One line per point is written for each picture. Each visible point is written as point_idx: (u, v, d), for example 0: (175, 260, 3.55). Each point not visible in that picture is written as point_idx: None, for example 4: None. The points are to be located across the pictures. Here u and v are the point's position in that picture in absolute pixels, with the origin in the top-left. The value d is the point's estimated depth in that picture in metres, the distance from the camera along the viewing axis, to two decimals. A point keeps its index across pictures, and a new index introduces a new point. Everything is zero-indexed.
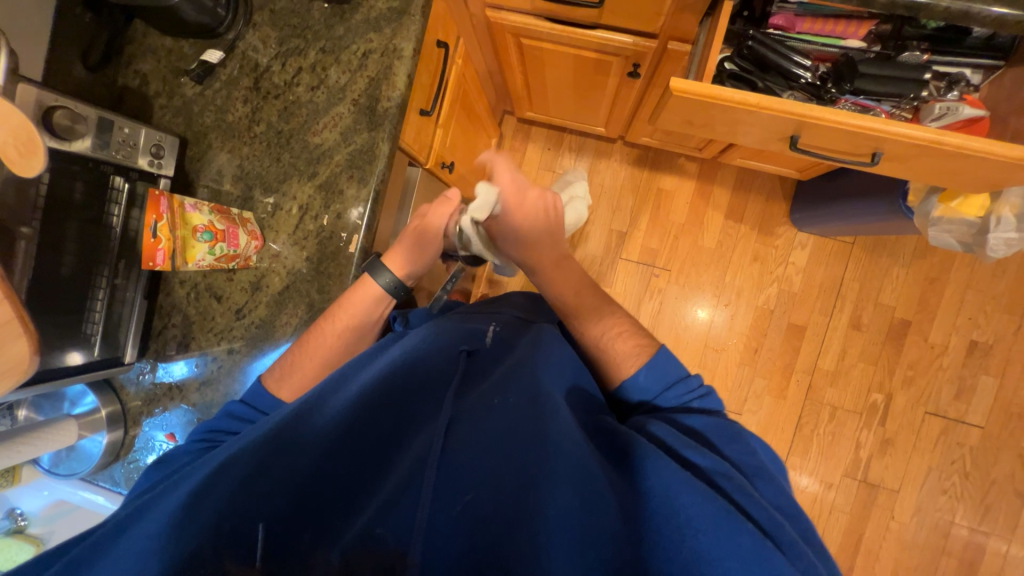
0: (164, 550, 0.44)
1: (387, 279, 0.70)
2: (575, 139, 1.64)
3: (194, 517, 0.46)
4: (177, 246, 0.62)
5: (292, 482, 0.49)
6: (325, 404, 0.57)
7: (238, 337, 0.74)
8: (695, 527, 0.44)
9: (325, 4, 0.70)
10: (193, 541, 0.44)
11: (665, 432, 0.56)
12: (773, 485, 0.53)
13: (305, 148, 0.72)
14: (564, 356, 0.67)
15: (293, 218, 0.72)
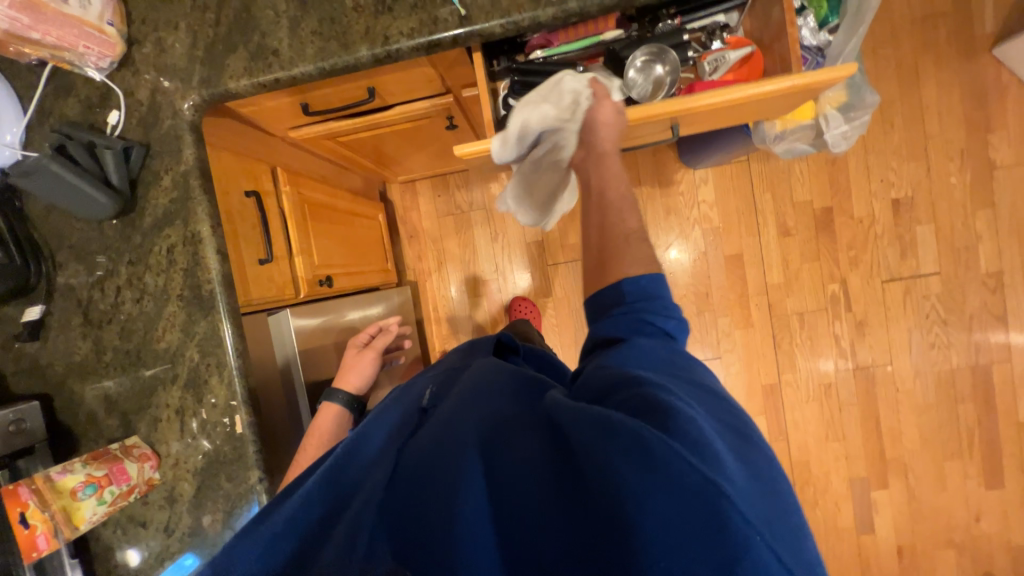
0: None
1: (340, 398, 0.84)
2: (458, 175, 1.65)
3: None
4: (59, 518, 0.62)
5: None
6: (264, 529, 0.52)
7: (174, 554, 0.74)
8: (611, 465, 0.36)
9: (114, 221, 0.71)
10: None
11: (611, 363, 0.48)
12: (705, 394, 0.45)
13: (157, 355, 0.72)
14: (495, 366, 0.56)
15: (175, 423, 0.73)
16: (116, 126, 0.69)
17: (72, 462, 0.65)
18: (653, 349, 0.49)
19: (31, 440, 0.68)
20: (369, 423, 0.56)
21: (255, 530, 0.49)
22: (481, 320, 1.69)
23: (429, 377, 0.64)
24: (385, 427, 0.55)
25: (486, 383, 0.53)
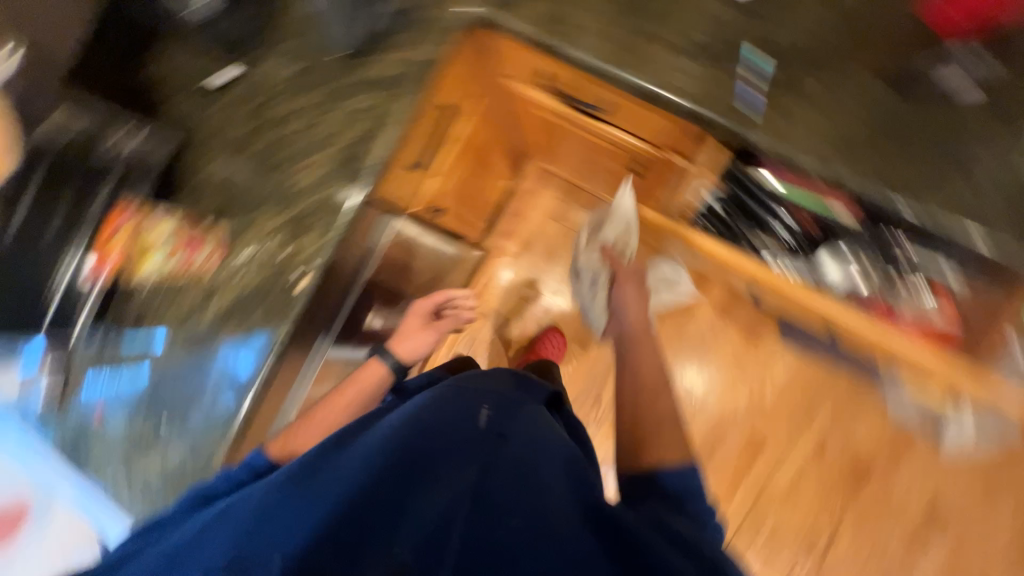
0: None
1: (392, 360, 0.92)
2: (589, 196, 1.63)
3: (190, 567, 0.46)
4: (133, 252, 0.74)
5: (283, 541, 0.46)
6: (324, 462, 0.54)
7: (174, 338, 0.76)
8: None
9: (338, 55, 0.75)
10: None
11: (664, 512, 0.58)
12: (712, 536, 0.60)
13: (285, 182, 0.75)
14: (552, 428, 0.64)
15: (257, 240, 0.75)
16: None
17: (170, 225, 0.75)
18: (690, 490, 0.63)
19: (152, 169, 0.74)
20: (437, 425, 0.57)
21: (320, 475, 0.52)
22: None
23: (486, 386, 0.68)
24: (456, 426, 0.57)
25: (552, 440, 0.60)
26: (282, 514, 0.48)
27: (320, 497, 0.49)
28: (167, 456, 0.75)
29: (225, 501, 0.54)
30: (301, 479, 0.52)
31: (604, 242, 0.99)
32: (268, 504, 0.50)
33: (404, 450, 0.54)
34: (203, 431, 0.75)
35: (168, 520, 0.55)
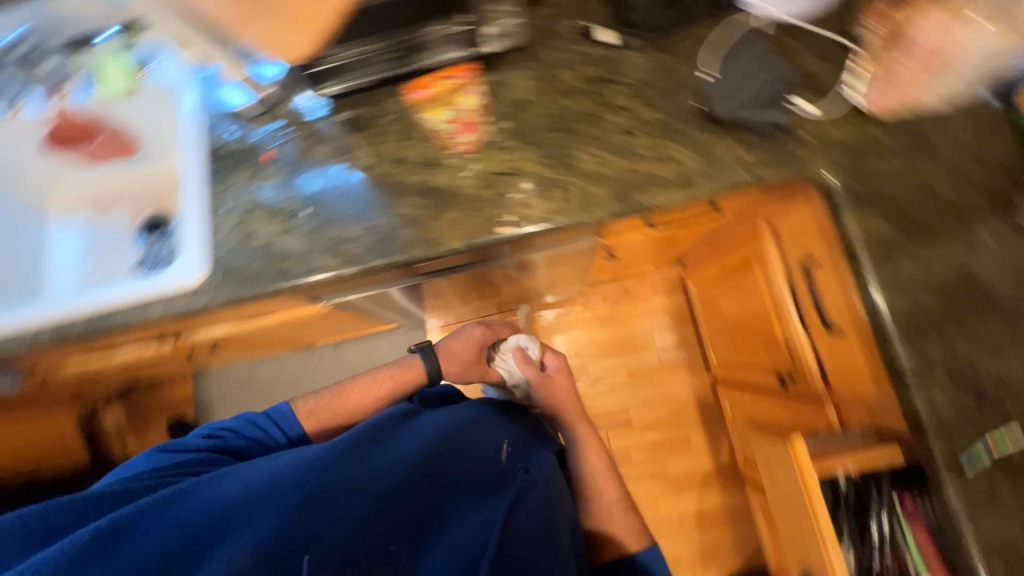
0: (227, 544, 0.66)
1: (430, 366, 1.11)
2: (691, 336, 1.65)
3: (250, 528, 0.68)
4: (438, 98, 0.75)
5: (384, 489, 0.77)
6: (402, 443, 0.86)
7: (377, 168, 0.80)
8: None
9: (696, 104, 0.75)
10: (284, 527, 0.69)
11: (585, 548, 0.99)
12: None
13: (565, 149, 0.76)
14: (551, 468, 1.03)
15: (502, 165, 0.77)
16: (790, 102, 0.73)
17: (478, 102, 0.77)
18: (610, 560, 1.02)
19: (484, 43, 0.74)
20: (468, 443, 0.93)
21: (372, 459, 0.81)
22: None
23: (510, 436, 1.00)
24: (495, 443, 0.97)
25: (529, 489, 0.92)
26: (389, 470, 0.80)
27: (373, 490, 0.77)
28: (288, 241, 0.79)
29: (268, 463, 0.78)
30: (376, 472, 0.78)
31: (501, 341, 1.23)
32: (285, 524, 0.69)
33: (450, 451, 0.89)
34: (327, 253, 0.78)
35: (206, 479, 0.74)
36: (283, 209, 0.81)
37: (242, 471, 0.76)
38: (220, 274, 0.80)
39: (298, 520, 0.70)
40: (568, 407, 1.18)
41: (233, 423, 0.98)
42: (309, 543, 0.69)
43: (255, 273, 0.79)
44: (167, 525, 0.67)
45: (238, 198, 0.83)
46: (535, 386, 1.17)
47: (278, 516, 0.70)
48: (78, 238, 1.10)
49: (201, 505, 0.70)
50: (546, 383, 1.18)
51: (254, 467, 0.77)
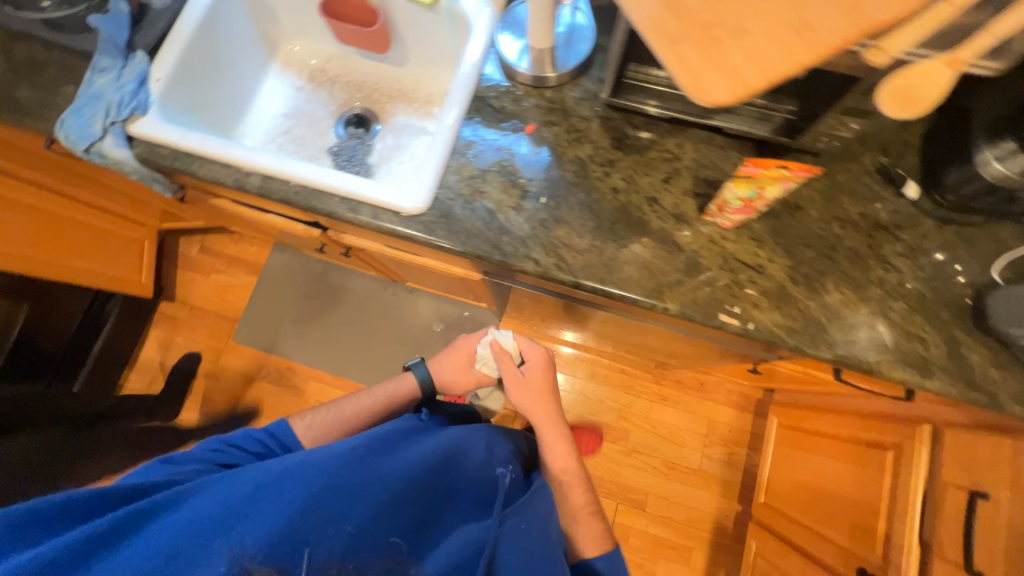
0: (225, 523, 0.63)
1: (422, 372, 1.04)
2: (740, 459, 1.61)
3: (242, 508, 0.64)
4: (760, 180, 0.63)
5: (381, 489, 0.70)
6: (393, 443, 0.79)
7: (627, 195, 0.78)
8: None
9: (967, 300, 0.72)
10: (279, 519, 0.63)
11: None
12: None
13: (818, 274, 0.73)
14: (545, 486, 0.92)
15: (750, 256, 0.74)
16: None
17: (774, 195, 0.73)
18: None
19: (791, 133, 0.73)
20: (470, 457, 0.83)
21: (371, 468, 0.72)
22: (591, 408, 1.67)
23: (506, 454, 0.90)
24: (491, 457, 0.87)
25: (528, 500, 0.82)
26: (384, 467, 0.73)
27: (373, 501, 0.68)
28: (515, 219, 0.78)
29: (263, 467, 0.69)
30: (368, 468, 0.72)
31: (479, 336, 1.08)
32: (274, 505, 0.65)
33: (450, 470, 0.80)
34: (546, 249, 0.76)
35: (205, 482, 0.68)
36: (520, 185, 0.79)
37: (237, 473, 0.69)
38: (437, 215, 0.79)
39: (298, 516, 0.64)
40: (543, 409, 1.01)
41: (234, 441, 0.89)
42: (317, 541, 0.63)
43: (470, 231, 0.78)
44: (178, 520, 0.64)
45: (483, 151, 0.81)
46: (509, 388, 1.02)
47: (275, 522, 0.63)
48: (287, 98, 1.09)
49: (197, 514, 0.64)
50: (519, 386, 1.01)
51: (252, 469, 0.70)
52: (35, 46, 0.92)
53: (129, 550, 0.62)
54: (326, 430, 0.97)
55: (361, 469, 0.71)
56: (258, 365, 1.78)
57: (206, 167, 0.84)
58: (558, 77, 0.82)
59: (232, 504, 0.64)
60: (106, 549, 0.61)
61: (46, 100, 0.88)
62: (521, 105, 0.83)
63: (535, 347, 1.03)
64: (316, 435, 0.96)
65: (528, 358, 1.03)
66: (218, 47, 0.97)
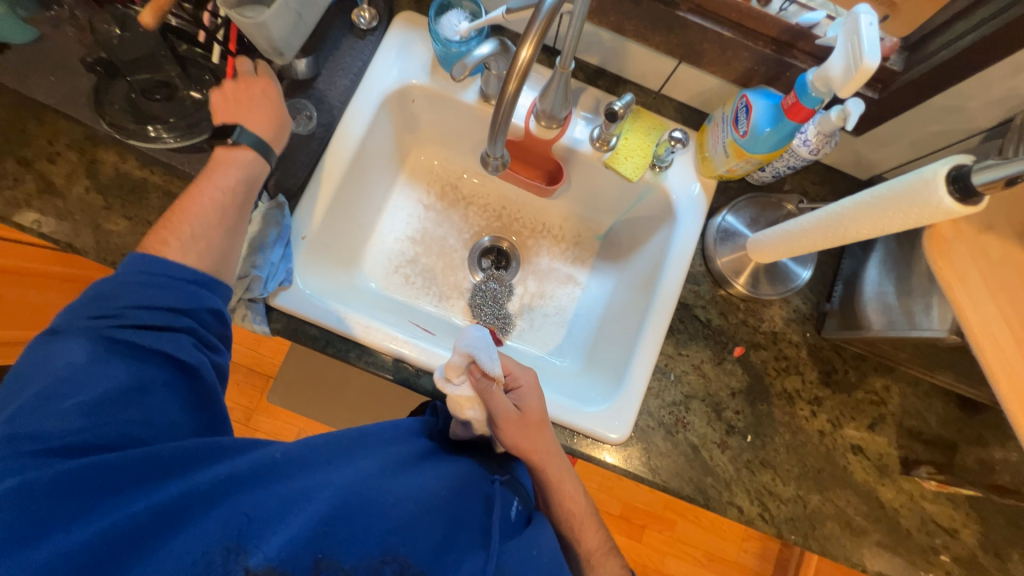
0: (214, 525, 0.48)
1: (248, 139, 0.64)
2: (773, 555, 1.70)
3: (240, 502, 0.50)
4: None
5: (394, 494, 0.54)
6: (408, 443, 0.62)
7: (831, 436, 0.74)
8: None
9: None
10: (292, 528, 0.48)
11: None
12: None
13: (1007, 544, 0.74)
14: (569, 491, 0.70)
15: (946, 516, 0.74)
16: None
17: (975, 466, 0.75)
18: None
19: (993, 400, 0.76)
20: (485, 477, 0.64)
21: (384, 488, 0.54)
22: (640, 498, 1.69)
23: (515, 479, 0.69)
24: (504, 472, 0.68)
25: (543, 533, 0.59)
26: (404, 473, 0.57)
27: (396, 515, 0.53)
28: (719, 459, 0.72)
29: (271, 487, 0.52)
30: (384, 473, 0.56)
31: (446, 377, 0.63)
32: (281, 502, 0.50)
33: (471, 486, 0.61)
34: (751, 496, 0.72)
35: (204, 487, 0.50)
36: (726, 418, 0.73)
37: (246, 471, 0.52)
38: (638, 446, 0.72)
39: (310, 528, 0.49)
40: (542, 444, 0.66)
41: (165, 289, 0.56)
42: (336, 556, 0.49)
43: (671, 467, 0.72)
44: (170, 493, 0.49)
45: (686, 373, 0.74)
46: (501, 431, 0.64)
47: (286, 538, 0.48)
48: (413, 218, 0.93)
49: (199, 531, 0.47)
50: (514, 425, 0.65)
51: (272, 475, 0.53)
52: (126, 157, 0.71)
53: (106, 505, 0.48)
54: (207, 243, 0.61)
55: (379, 473, 0.56)
56: (293, 430, 1.63)
57: (367, 358, 0.73)
58: (747, 292, 0.75)
59: (221, 510, 0.49)
60: (95, 493, 0.48)
61: (146, 238, 0.70)
62: (728, 319, 0.76)
63: (525, 368, 0.70)
64: (202, 252, 0.60)
65: (518, 385, 0.68)
66: (361, 176, 0.80)
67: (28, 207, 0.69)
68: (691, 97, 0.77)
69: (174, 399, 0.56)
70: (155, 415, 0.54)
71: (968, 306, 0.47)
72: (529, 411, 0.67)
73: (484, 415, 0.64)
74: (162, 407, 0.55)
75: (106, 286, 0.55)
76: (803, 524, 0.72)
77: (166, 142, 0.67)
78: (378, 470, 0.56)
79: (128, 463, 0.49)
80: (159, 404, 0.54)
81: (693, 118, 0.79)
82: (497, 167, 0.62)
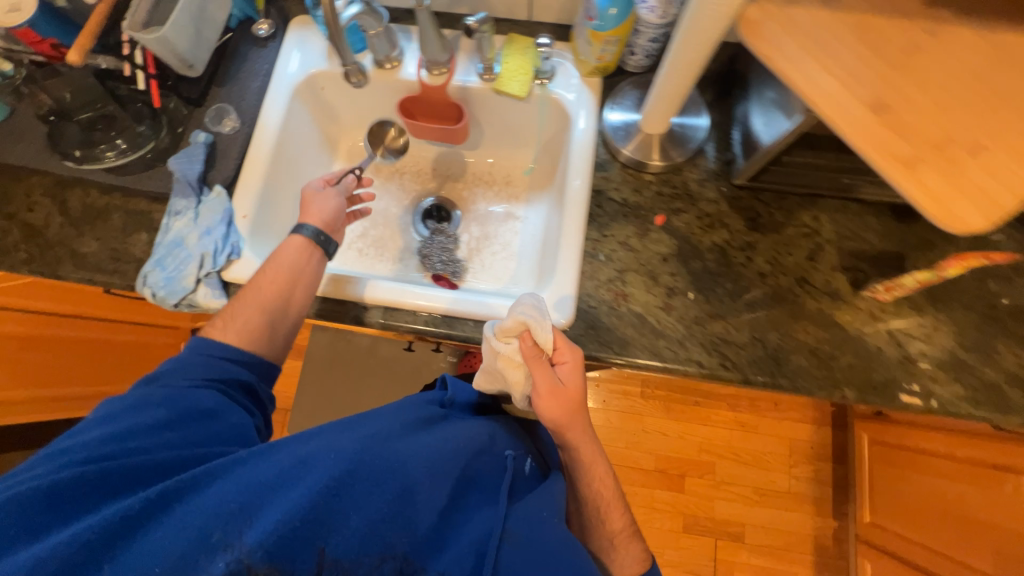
0: (209, 516, 0.48)
1: (307, 231, 0.75)
2: (828, 476, 1.60)
3: (238, 486, 0.51)
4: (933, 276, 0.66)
5: (395, 465, 0.54)
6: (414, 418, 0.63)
7: (772, 280, 0.75)
8: None
9: None
10: (285, 515, 0.48)
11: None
12: None
13: (988, 337, 0.71)
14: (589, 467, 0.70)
15: (915, 327, 0.72)
16: None
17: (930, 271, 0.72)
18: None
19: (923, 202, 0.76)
20: (490, 447, 0.64)
21: (382, 455, 0.54)
22: (672, 448, 1.65)
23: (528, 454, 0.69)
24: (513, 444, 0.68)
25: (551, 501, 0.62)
26: (406, 443, 0.57)
27: (393, 482, 0.52)
28: (666, 320, 0.74)
29: (267, 466, 0.52)
30: (382, 445, 0.55)
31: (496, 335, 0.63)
32: (273, 484, 0.51)
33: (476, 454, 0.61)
34: (707, 349, 0.73)
35: (207, 473, 0.52)
36: (663, 282, 0.75)
37: (246, 458, 0.54)
38: (584, 326, 0.75)
39: (300, 514, 0.48)
40: (577, 425, 0.66)
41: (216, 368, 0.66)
42: (326, 542, 0.48)
43: (620, 340, 0.73)
44: (178, 492, 0.50)
45: (615, 251, 0.77)
46: (538, 402, 0.64)
47: (277, 522, 0.47)
48: None
49: (196, 518, 0.48)
50: (553, 400, 0.63)
51: (270, 450, 0.54)
52: (89, 192, 0.82)
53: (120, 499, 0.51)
54: (249, 322, 0.69)
55: (381, 443, 0.55)
56: None
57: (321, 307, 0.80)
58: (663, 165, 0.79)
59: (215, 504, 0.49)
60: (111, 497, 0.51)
61: (116, 251, 0.80)
62: (643, 195, 0.80)
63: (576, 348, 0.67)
64: (245, 334, 0.69)
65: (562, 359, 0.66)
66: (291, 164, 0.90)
67: (17, 251, 0.80)
68: (557, 16, 0.85)
69: (198, 423, 0.60)
70: (178, 435, 0.57)
71: (788, 66, 0.51)
72: (570, 391, 0.65)
73: (524, 382, 0.64)
74: (187, 430, 0.58)
75: (170, 365, 0.65)
76: (766, 368, 0.72)
77: (107, 159, 0.79)
78: (377, 441, 0.55)
79: (141, 468, 0.53)
80: (199, 428, 0.59)
81: (566, 33, 0.86)
82: (356, 75, 0.84)
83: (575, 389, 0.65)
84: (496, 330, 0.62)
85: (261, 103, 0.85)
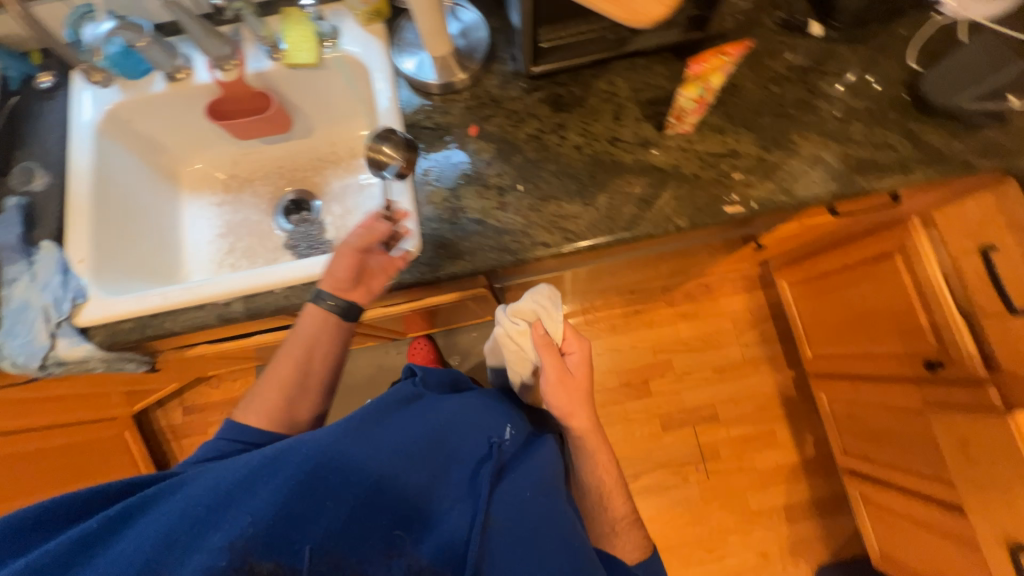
0: (182, 520, 0.47)
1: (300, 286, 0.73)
2: (772, 333, 1.70)
3: (214, 489, 0.49)
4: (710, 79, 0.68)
5: (378, 453, 0.54)
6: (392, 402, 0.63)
7: (591, 149, 0.80)
8: None
9: (902, 96, 0.79)
10: (265, 510, 0.47)
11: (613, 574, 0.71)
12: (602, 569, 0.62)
13: (783, 133, 0.78)
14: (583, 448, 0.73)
15: (722, 146, 0.78)
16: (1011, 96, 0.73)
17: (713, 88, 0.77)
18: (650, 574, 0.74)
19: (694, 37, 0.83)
20: (472, 420, 0.65)
21: (359, 444, 0.54)
22: (630, 359, 1.70)
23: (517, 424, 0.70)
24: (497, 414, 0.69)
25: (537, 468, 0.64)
26: (382, 428, 0.57)
27: (372, 466, 0.53)
28: (504, 216, 0.78)
29: (241, 469, 0.51)
30: (359, 433, 0.55)
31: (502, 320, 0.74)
32: (245, 486, 0.49)
33: (457, 428, 0.62)
34: (549, 228, 0.77)
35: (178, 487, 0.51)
36: (492, 185, 0.79)
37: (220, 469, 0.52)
38: (432, 248, 0.78)
39: (278, 510, 0.47)
40: (582, 412, 0.71)
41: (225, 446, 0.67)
42: (300, 532, 0.47)
43: (469, 248, 0.77)
44: (152, 514, 0.48)
45: (441, 172, 0.81)
46: (546, 392, 0.70)
47: (251, 521, 0.46)
48: (210, 218, 1.00)
49: (167, 525, 0.47)
50: (563, 389, 0.70)
51: (242, 457, 0.53)
52: None
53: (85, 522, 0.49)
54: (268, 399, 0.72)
55: (362, 431, 0.56)
56: None
57: (183, 319, 0.77)
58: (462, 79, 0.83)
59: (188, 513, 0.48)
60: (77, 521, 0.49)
61: None
62: (452, 114, 0.83)
63: (585, 340, 0.74)
64: (266, 414, 0.71)
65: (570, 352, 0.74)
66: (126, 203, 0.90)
67: None
68: None
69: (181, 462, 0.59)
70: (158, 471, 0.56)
71: None
72: (576, 383, 0.71)
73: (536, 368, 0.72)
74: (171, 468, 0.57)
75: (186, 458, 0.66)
76: (602, 226, 0.76)
77: None
78: (355, 429, 0.56)
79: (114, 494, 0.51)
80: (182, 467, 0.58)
81: None
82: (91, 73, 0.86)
83: (580, 380, 0.71)
84: (511, 310, 0.73)
85: (66, 150, 0.85)
